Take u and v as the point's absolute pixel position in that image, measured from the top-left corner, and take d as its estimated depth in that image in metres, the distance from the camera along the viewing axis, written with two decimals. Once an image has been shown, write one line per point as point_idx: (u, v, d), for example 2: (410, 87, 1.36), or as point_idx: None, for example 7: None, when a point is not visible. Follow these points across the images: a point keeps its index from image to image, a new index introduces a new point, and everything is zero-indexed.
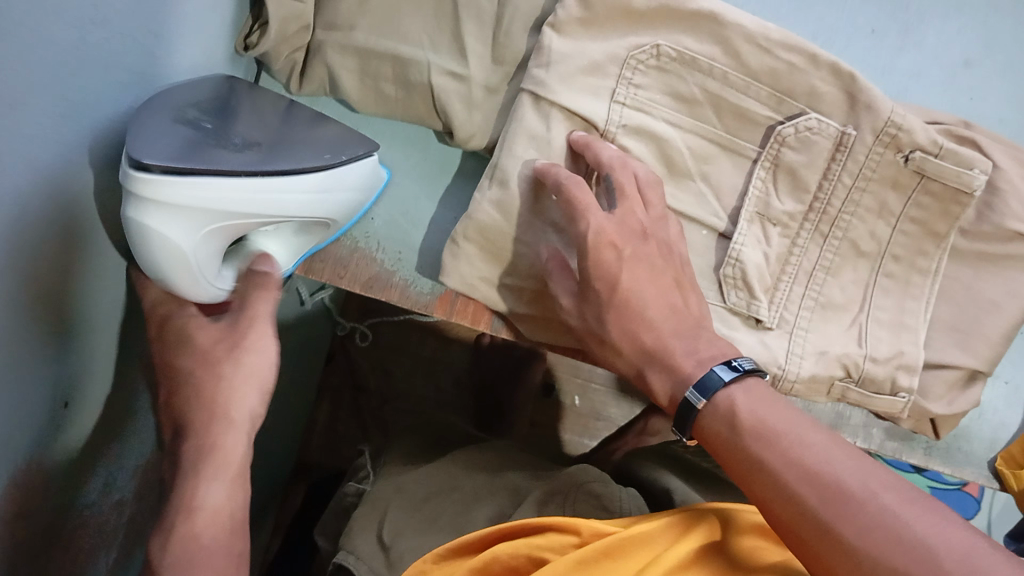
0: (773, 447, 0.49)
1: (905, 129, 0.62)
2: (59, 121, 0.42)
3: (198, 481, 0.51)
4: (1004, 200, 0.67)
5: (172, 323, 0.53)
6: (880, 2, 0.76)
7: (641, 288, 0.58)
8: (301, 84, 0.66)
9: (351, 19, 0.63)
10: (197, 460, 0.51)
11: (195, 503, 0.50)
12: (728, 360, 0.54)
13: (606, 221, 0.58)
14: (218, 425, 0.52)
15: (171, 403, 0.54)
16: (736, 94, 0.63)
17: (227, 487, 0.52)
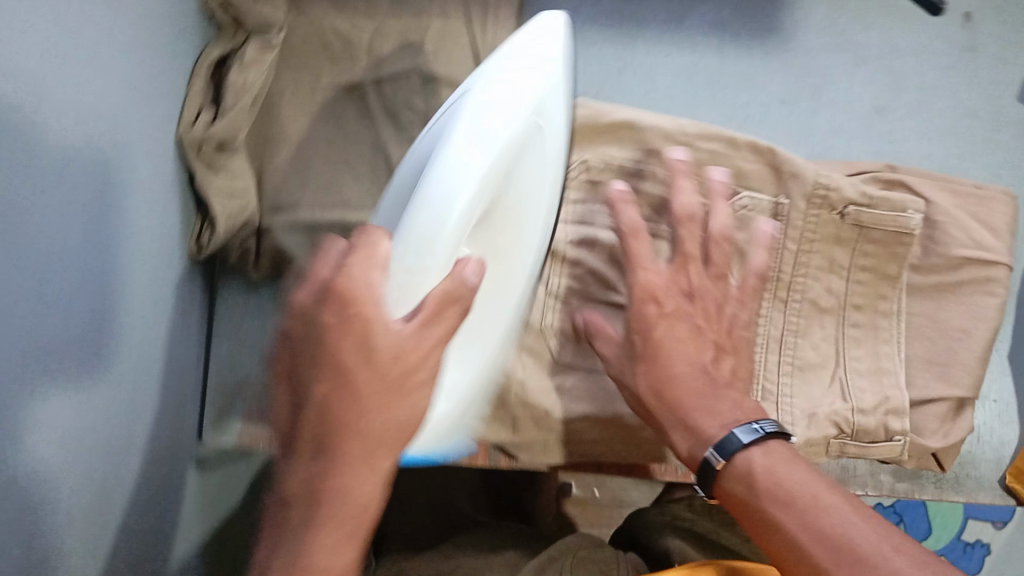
0: (790, 508, 0.49)
1: (833, 188, 0.67)
2: (87, 230, 0.49)
3: (322, 529, 0.44)
4: (945, 230, 0.70)
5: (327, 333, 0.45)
6: (785, 71, 0.76)
7: (672, 349, 0.58)
8: (260, 263, 0.69)
9: (295, 198, 0.67)
10: (325, 505, 0.44)
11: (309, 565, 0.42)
12: (749, 423, 0.54)
13: (653, 277, 0.60)
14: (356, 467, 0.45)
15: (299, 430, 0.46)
16: (666, 189, 0.66)
17: (340, 543, 0.45)
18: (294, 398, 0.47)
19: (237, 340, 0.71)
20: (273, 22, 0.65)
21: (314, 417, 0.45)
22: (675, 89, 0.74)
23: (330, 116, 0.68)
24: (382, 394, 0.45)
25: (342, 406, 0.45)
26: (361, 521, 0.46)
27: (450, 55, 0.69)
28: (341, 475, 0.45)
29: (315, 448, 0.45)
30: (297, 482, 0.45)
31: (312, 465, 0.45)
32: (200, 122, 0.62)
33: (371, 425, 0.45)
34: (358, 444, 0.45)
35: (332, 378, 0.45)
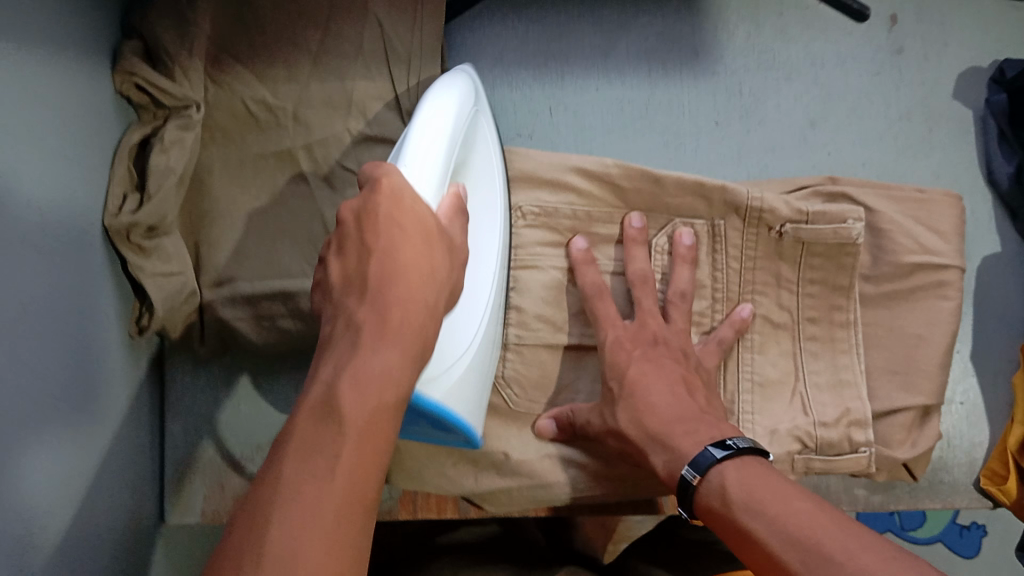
0: (761, 515, 0.47)
1: (766, 210, 0.66)
2: (32, 307, 0.49)
3: (383, 345, 0.40)
4: (892, 238, 0.69)
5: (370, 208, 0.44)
6: (715, 95, 0.75)
7: (648, 381, 0.60)
8: (205, 342, 0.68)
9: (232, 272, 0.66)
10: (388, 322, 0.41)
11: (366, 368, 0.39)
12: (721, 441, 0.53)
13: (622, 331, 0.63)
14: (393, 297, 0.41)
15: (366, 257, 0.43)
16: (606, 225, 0.67)
17: (400, 362, 0.40)
18: (347, 262, 0.44)
19: (191, 419, 0.70)
20: (191, 99, 0.64)
21: (367, 256, 0.43)
22: (602, 122, 0.74)
23: (263, 186, 0.67)
24: (428, 242, 0.44)
25: (398, 244, 0.43)
26: (419, 351, 0.42)
27: (379, 116, 0.69)
28: (395, 296, 0.42)
29: (365, 281, 0.42)
30: (349, 317, 0.41)
31: (367, 296, 0.42)
32: (126, 209, 0.60)
33: (420, 262, 0.43)
34: (407, 272, 0.42)
35: (386, 224, 0.44)
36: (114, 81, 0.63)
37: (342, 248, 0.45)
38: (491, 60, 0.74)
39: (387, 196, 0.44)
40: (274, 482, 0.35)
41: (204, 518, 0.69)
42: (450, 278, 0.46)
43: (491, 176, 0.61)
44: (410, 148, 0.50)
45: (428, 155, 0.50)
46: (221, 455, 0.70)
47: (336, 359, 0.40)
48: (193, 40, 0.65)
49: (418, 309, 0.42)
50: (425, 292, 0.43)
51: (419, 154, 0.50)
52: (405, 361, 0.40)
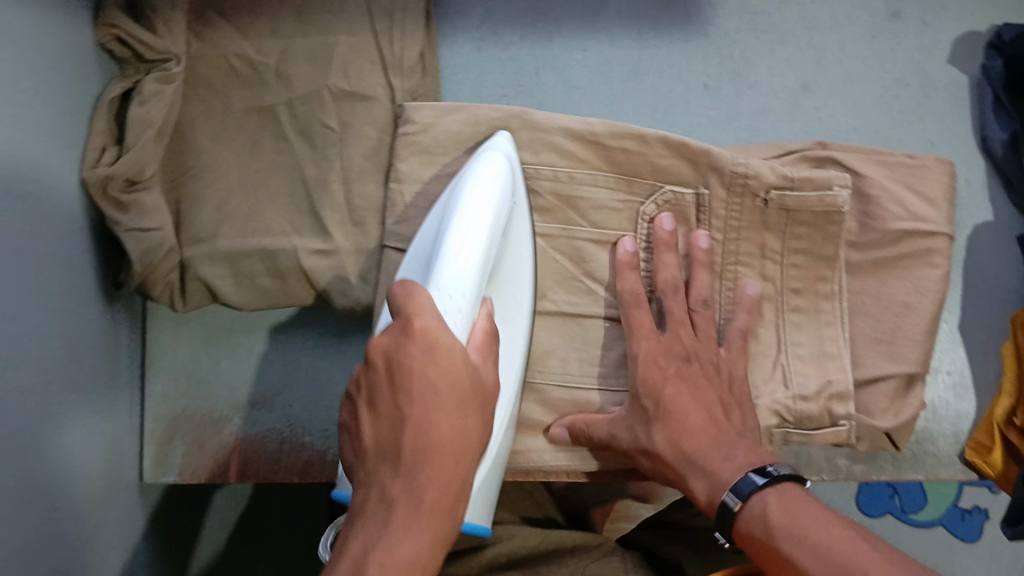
0: (804, 545, 0.48)
1: (752, 175, 0.65)
2: (13, 407, 0.49)
3: (414, 528, 0.42)
4: (880, 205, 0.68)
5: (399, 359, 0.44)
6: (705, 58, 0.77)
7: (685, 405, 0.60)
8: (186, 299, 0.67)
9: (212, 228, 0.65)
10: (422, 504, 0.42)
11: (391, 557, 0.41)
12: (761, 467, 0.54)
13: (650, 341, 0.62)
14: (426, 471, 0.43)
15: (399, 426, 0.43)
16: (586, 187, 0.65)
17: (429, 547, 0.42)
18: (381, 419, 0.44)
19: (171, 374, 0.71)
20: (172, 52, 0.64)
21: (402, 427, 0.43)
22: (591, 83, 0.76)
23: (246, 143, 0.67)
24: (465, 404, 0.44)
25: (432, 414, 0.43)
26: (450, 524, 0.43)
27: (360, 71, 0.67)
28: (429, 478, 0.43)
29: (400, 454, 0.43)
30: (383, 491, 0.43)
31: (401, 472, 0.43)
32: (103, 160, 0.60)
33: (456, 433, 0.43)
34: (442, 449, 0.43)
35: (422, 389, 0.43)
36: (95, 33, 0.62)
37: (374, 400, 0.45)
38: (478, 18, 0.76)
39: (421, 351, 0.44)
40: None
41: (182, 477, 0.69)
42: (485, 433, 0.46)
43: (518, 266, 0.60)
44: (444, 270, 0.51)
45: (461, 279, 0.50)
46: (201, 413, 0.70)
47: (370, 537, 0.42)
48: None
49: (452, 479, 0.43)
50: (458, 465, 0.44)
51: (453, 275, 0.50)
52: (433, 545, 0.42)
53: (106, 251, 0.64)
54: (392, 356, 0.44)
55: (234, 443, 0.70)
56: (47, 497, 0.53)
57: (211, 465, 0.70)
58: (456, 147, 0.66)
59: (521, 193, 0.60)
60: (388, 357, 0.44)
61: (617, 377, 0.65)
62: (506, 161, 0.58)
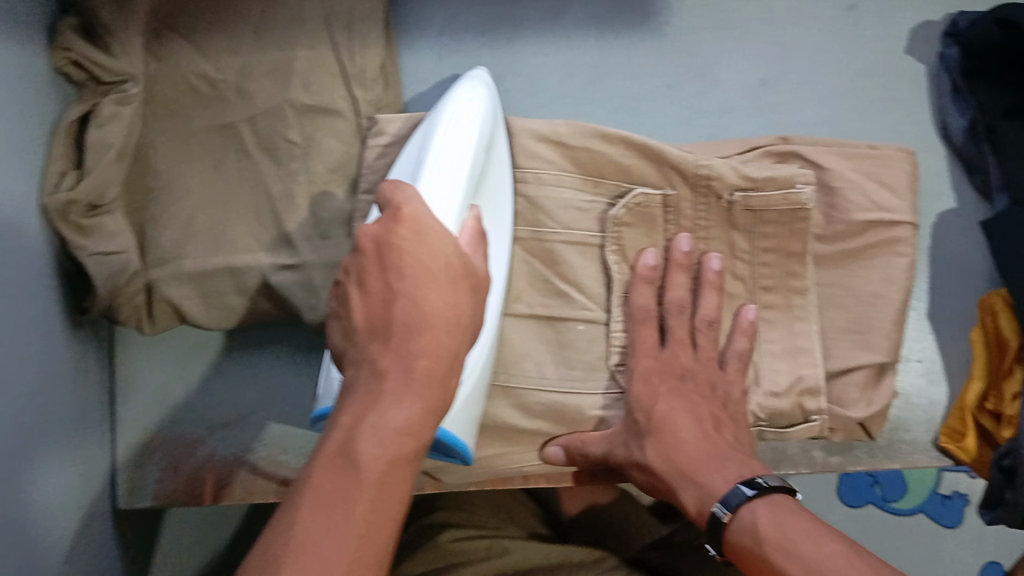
0: (792, 555, 0.49)
1: (715, 177, 0.65)
2: None
3: (406, 396, 0.42)
4: (844, 196, 0.69)
5: (390, 242, 0.44)
6: (666, 58, 0.77)
7: (674, 420, 0.61)
8: (154, 322, 0.66)
9: (178, 248, 0.64)
10: (413, 373, 0.42)
11: (384, 419, 0.41)
12: (752, 479, 0.55)
13: (646, 360, 0.64)
14: (416, 341, 0.43)
15: (390, 300, 0.44)
16: (553, 190, 0.65)
17: (421, 412, 0.42)
18: (370, 295, 0.45)
19: (142, 399, 0.70)
20: (128, 74, 0.63)
21: (392, 302, 0.44)
22: (553, 86, 0.76)
23: (209, 161, 0.66)
24: (455, 282, 0.45)
25: (422, 288, 0.44)
26: (441, 398, 0.44)
27: (321, 84, 0.67)
28: (421, 348, 0.43)
29: (390, 327, 0.43)
30: (373, 364, 0.43)
31: (392, 344, 0.43)
32: (63, 185, 0.60)
33: (446, 308, 0.44)
34: (433, 323, 0.43)
35: (413, 265, 0.44)
36: (51, 57, 0.62)
37: (363, 281, 0.45)
38: (438, 24, 0.76)
39: (410, 233, 0.45)
40: (290, 521, 0.40)
41: (157, 501, 0.68)
42: (475, 316, 0.47)
43: (499, 182, 0.61)
44: (430, 173, 0.53)
45: (449, 178, 0.52)
46: (175, 435, 0.70)
47: (362, 405, 0.42)
48: (131, 12, 0.64)
49: (444, 354, 0.44)
50: (450, 338, 0.44)
51: (439, 178, 0.52)
52: (426, 413, 0.43)
53: (70, 276, 0.64)
54: (382, 236, 0.45)
55: (209, 465, 0.69)
56: (19, 533, 0.52)
57: (185, 486, 0.68)
58: None
59: (500, 111, 0.62)
60: (379, 240, 0.45)
61: (592, 380, 0.65)
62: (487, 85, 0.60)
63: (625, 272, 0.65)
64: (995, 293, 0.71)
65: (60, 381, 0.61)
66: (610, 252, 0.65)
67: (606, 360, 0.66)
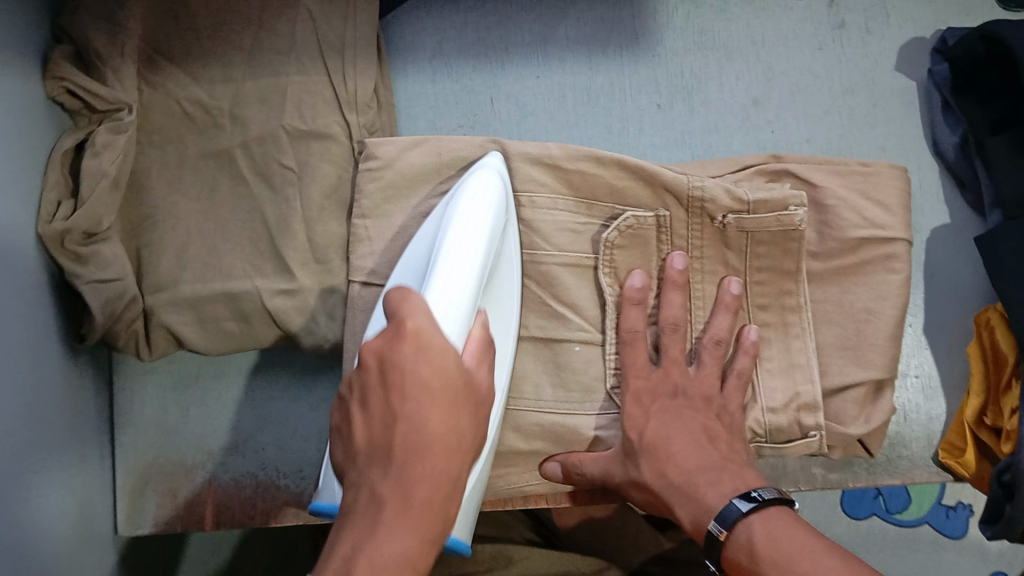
0: (791, 572, 0.48)
1: (708, 198, 0.65)
2: None
3: (403, 527, 0.41)
4: (836, 214, 0.69)
5: (394, 359, 0.44)
6: (656, 81, 0.77)
7: (669, 435, 0.61)
8: (152, 348, 0.66)
9: (174, 274, 0.65)
10: (409, 505, 0.42)
11: (378, 552, 0.41)
12: (747, 493, 0.55)
13: (640, 378, 0.63)
14: (416, 470, 0.43)
15: (390, 424, 0.44)
16: (548, 212, 0.65)
17: (419, 546, 0.42)
18: (372, 417, 0.45)
19: (139, 425, 0.70)
20: (122, 102, 0.64)
21: (393, 426, 0.44)
22: (546, 110, 0.76)
23: (204, 188, 0.67)
24: (457, 403, 0.45)
25: (422, 411, 0.43)
26: (439, 527, 0.43)
27: (315, 110, 0.67)
28: (421, 479, 0.43)
29: (391, 453, 0.43)
30: (371, 492, 0.43)
31: (391, 472, 0.43)
32: (59, 215, 0.60)
33: (447, 433, 0.44)
34: (434, 450, 0.43)
35: (415, 388, 0.44)
36: (45, 87, 0.62)
37: (365, 400, 0.45)
38: (431, 51, 0.77)
39: (413, 349, 0.44)
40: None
41: (156, 527, 0.68)
42: (476, 438, 0.46)
43: (506, 281, 0.60)
44: (437, 283, 0.51)
45: (458, 287, 0.51)
46: (173, 461, 0.70)
47: (358, 536, 0.42)
48: (125, 42, 0.65)
49: (442, 480, 0.43)
50: (451, 464, 0.44)
51: (445, 284, 0.51)
52: (423, 546, 0.42)
53: (68, 305, 0.64)
54: (386, 355, 0.45)
55: (208, 490, 0.69)
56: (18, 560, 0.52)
57: (185, 512, 0.69)
58: (415, 182, 0.66)
59: (509, 209, 0.60)
60: (382, 359, 0.45)
61: (590, 402, 0.65)
62: (498, 180, 0.59)
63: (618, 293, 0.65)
64: (991, 309, 0.71)
65: (57, 409, 0.61)
66: (604, 274, 0.65)
67: (603, 382, 0.65)
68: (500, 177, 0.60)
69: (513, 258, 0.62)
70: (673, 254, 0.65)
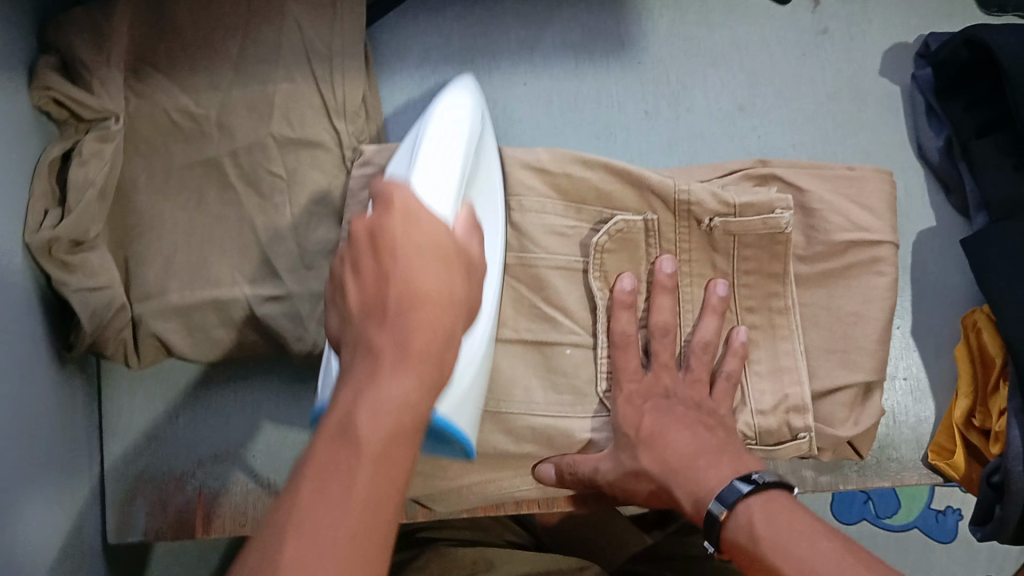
0: (787, 557, 0.48)
1: (695, 202, 0.65)
2: None
3: (403, 372, 0.40)
4: (823, 217, 0.69)
5: (380, 226, 0.45)
6: (642, 86, 0.78)
7: (665, 432, 0.61)
8: (140, 356, 0.66)
9: (162, 283, 0.65)
10: (408, 350, 0.41)
11: (380, 394, 0.40)
12: (747, 475, 0.55)
13: (631, 380, 0.63)
14: (412, 317, 0.42)
15: (382, 279, 0.44)
16: (537, 215, 0.65)
17: (418, 390, 0.41)
18: (363, 281, 0.44)
19: (128, 435, 0.70)
20: (108, 110, 0.64)
21: (385, 282, 0.43)
22: (531, 117, 0.76)
23: (190, 198, 0.67)
24: (445, 263, 0.45)
25: (413, 264, 0.44)
26: (438, 378, 0.42)
27: (302, 117, 0.68)
28: (419, 326, 0.42)
29: (386, 307, 0.43)
30: (369, 344, 0.42)
31: (388, 324, 0.42)
32: (46, 224, 0.60)
33: (439, 287, 0.44)
34: (427, 301, 0.43)
35: (405, 248, 0.44)
36: (31, 96, 0.62)
37: (356, 268, 0.45)
38: (417, 58, 0.77)
39: (401, 219, 0.45)
40: (290, 507, 0.37)
41: (147, 537, 0.68)
42: (467, 301, 0.47)
43: (491, 189, 0.61)
44: (422, 170, 0.52)
45: (442, 172, 0.53)
46: (162, 471, 0.69)
47: (354, 389, 0.40)
48: (110, 51, 0.65)
49: (439, 332, 0.43)
50: (445, 315, 0.43)
51: (428, 171, 0.52)
52: (423, 389, 0.41)
53: (54, 315, 0.63)
54: (374, 225, 0.45)
55: (198, 499, 0.69)
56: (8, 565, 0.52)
57: (175, 522, 0.68)
58: None
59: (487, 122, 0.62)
60: (370, 229, 0.45)
61: (581, 405, 0.65)
62: (473, 94, 0.61)
63: (608, 297, 0.65)
64: (978, 312, 0.71)
65: (47, 415, 0.61)
66: (593, 278, 0.65)
67: (593, 385, 0.66)
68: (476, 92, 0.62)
69: (496, 170, 0.63)
70: (662, 257, 0.66)
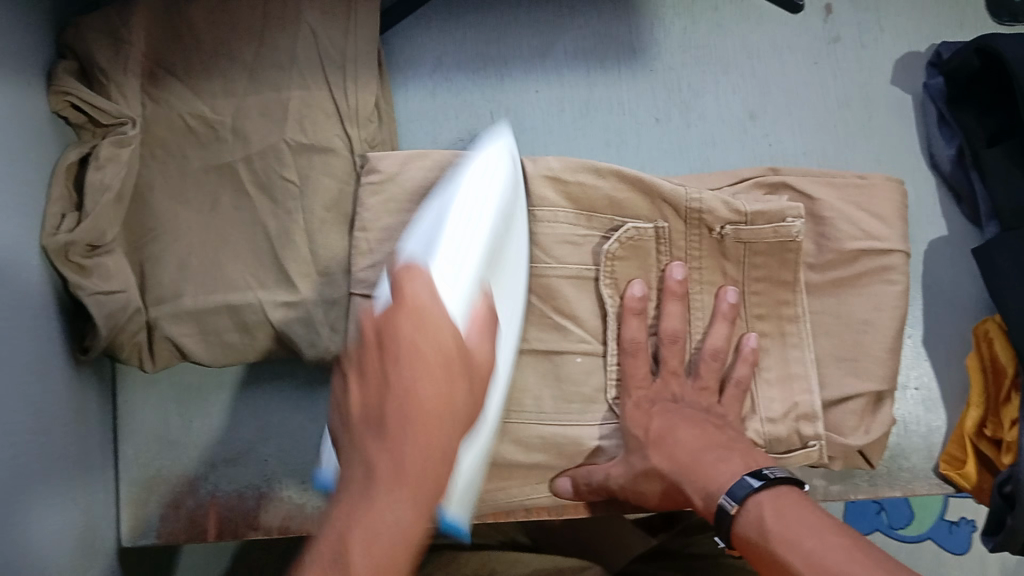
0: (796, 548, 0.48)
1: (707, 210, 0.65)
2: None
3: (396, 497, 0.41)
4: (834, 225, 0.69)
5: (387, 329, 0.43)
6: (654, 94, 0.78)
7: (674, 437, 0.61)
8: (154, 359, 0.67)
9: (177, 287, 0.65)
10: (405, 479, 0.41)
11: (373, 525, 0.40)
12: (758, 472, 0.55)
13: (640, 387, 0.64)
14: (409, 438, 0.42)
15: (383, 386, 0.43)
16: (548, 224, 0.66)
17: (413, 512, 0.41)
18: (367, 387, 0.44)
19: (142, 437, 0.71)
20: (126, 116, 0.65)
21: (386, 393, 0.43)
22: (544, 124, 0.77)
23: (205, 202, 0.67)
24: (451, 371, 0.44)
25: (414, 376, 0.42)
26: (433, 495, 0.43)
27: (315, 124, 0.68)
28: (418, 446, 0.42)
29: (384, 422, 0.42)
30: (367, 462, 0.42)
31: (387, 444, 0.42)
32: (63, 227, 0.60)
33: (442, 401, 0.43)
34: (428, 423, 0.42)
35: (409, 354, 0.43)
36: (50, 102, 0.63)
37: (361, 369, 0.44)
38: (430, 66, 0.78)
39: (412, 323, 0.43)
40: None
41: (160, 539, 0.69)
42: (471, 402, 0.46)
43: (512, 256, 0.62)
44: (438, 269, 0.54)
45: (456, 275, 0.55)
46: (175, 474, 0.70)
47: (349, 511, 0.41)
48: (126, 57, 0.66)
49: (435, 449, 0.42)
50: (442, 432, 0.43)
51: (443, 272, 0.54)
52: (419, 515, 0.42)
53: (70, 318, 0.64)
54: (381, 326, 0.44)
55: (210, 502, 0.69)
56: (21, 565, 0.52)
57: (188, 523, 0.69)
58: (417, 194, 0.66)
59: (518, 187, 0.62)
60: (378, 333, 0.44)
61: (590, 413, 0.66)
62: (503, 165, 0.62)
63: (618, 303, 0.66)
64: (989, 321, 0.71)
65: (62, 417, 0.61)
66: (604, 285, 0.65)
67: (603, 393, 0.66)
68: (505, 158, 0.62)
69: (524, 228, 0.64)
70: (672, 263, 0.66)
